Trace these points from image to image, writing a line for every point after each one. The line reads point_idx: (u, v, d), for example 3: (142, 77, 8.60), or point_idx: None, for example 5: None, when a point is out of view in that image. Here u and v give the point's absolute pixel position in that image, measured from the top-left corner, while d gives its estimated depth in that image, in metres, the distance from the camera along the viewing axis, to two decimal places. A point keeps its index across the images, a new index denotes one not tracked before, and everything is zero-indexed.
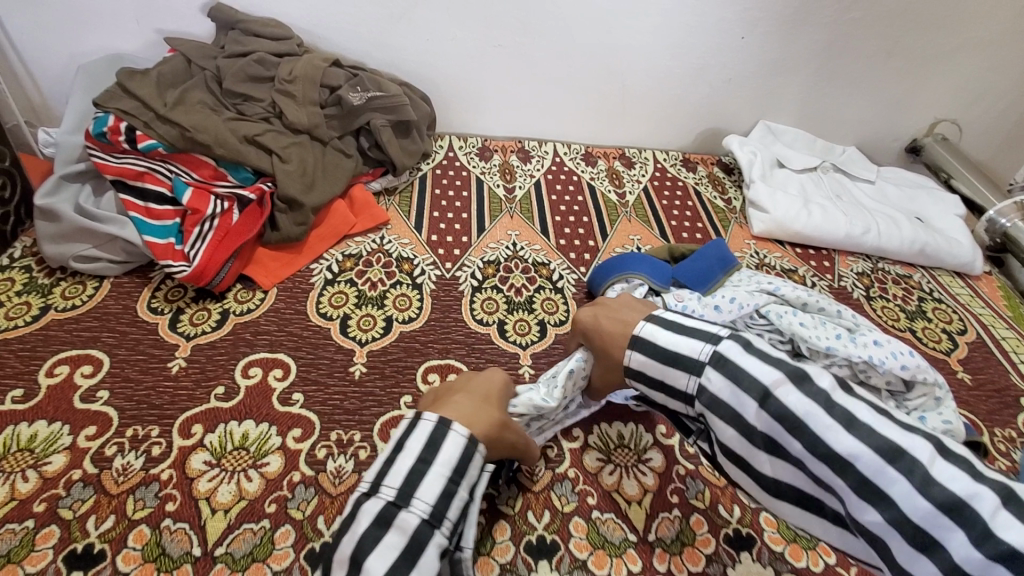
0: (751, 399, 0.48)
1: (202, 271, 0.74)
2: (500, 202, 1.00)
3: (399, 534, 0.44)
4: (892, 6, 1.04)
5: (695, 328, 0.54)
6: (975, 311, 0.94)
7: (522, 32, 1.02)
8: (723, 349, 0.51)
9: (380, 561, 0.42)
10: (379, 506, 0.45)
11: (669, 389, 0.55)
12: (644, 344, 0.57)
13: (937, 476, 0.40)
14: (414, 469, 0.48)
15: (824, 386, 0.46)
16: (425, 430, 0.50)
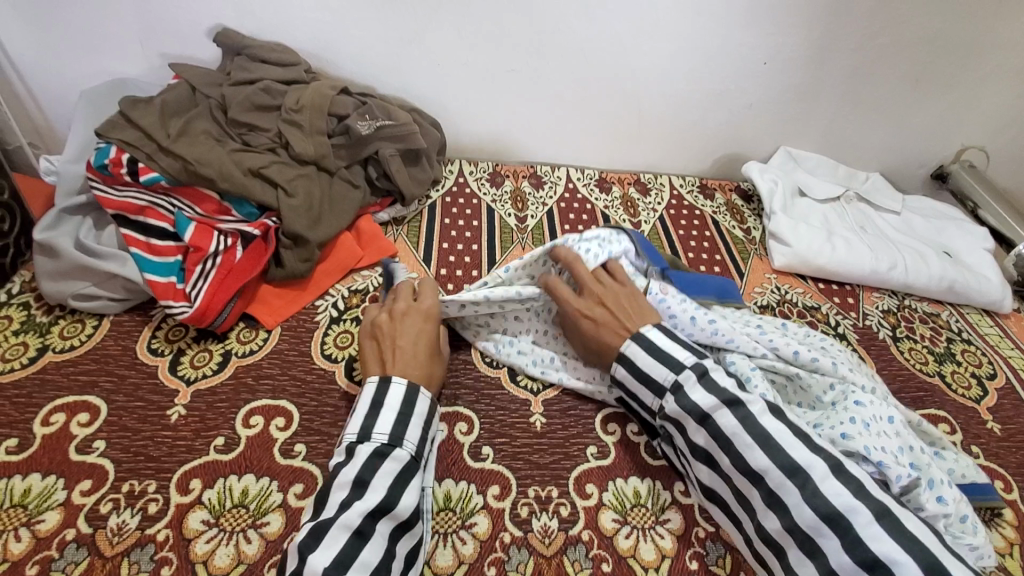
0: (694, 418, 0.59)
1: (204, 311, 0.72)
2: (511, 233, 0.97)
3: (395, 465, 0.55)
4: (920, 32, 1.01)
5: (667, 353, 0.63)
6: (1004, 353, 0.90)
7: (537, 57, 0.99)
8: (683, 378, 0.61)
9: (381, 483, 0.53)
10: (374, 446, 0.56)
11: (637, 400, 0.66)
12: (628, 361, 0.65)
13: (824, 490, 0.51)
14: (399, 420, 0.58)
15: (754, 412, 0.57)
16: (399, 393, 0.60)
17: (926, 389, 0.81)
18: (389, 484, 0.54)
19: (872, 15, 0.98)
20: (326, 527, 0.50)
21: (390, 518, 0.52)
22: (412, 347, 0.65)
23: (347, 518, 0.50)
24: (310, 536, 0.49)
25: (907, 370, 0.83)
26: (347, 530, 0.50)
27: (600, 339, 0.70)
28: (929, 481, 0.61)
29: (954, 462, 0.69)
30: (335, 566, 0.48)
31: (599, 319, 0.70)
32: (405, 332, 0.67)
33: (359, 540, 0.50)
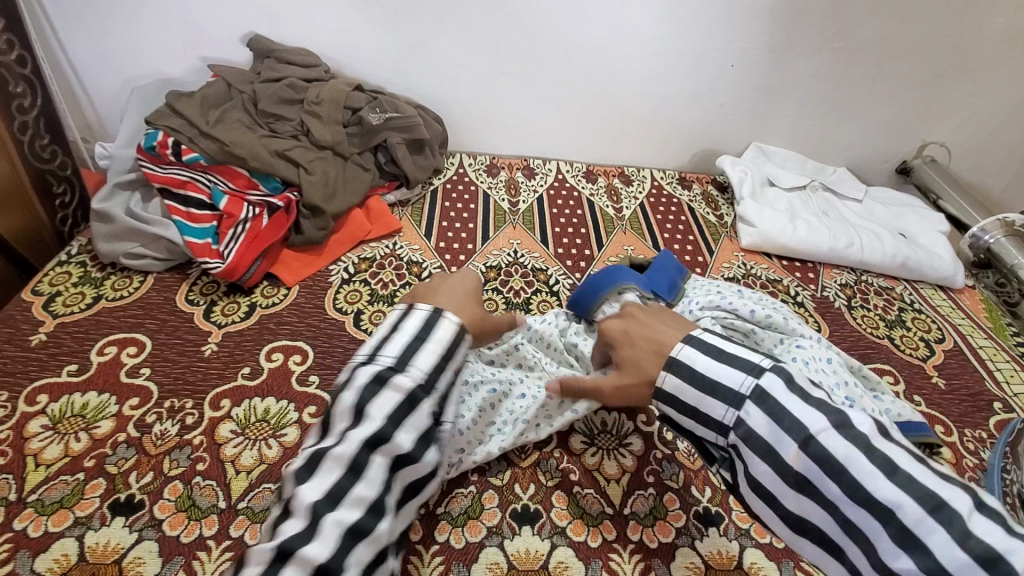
0: (791, 439, 0.48)
1: (234, 267, 0.84)
2: (504, 214, 1.08)
3: (395, 392, 0.52)
4: (871, 37, 1.12)
5: (737, 356, 0.54)
6: (954, 321, 0.97)
7: (527, 60, 1.11)
8: (766, 385, 0.51)
9: (380, 409, 0.51)
10: (377, 369, 0.53)
11: (703, 418, 0.54)
12: (681, 368, 0.55)
13: (975, 529, 0.40)
14: (411, 344, 0.55)
15: (864, 431, 0.46)
16: (418, 318, 0.58)
17: (875, 347, 0.90)
18: (389, 414, 0.51)
19: (828, 21, 1.08)
20: (322, 456, 0.48)
21: (390, 448, 0.50)
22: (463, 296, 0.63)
23: (341, 449, 0.48)
24: (306, 465, 0.48)
25: (858, 332, 0.92)
26: (341, 464, 0.48)
27: (640, 348, 0.59)
28: (862, 410, 0.69)
29: (891, 403, 0.76)
30: (326, 499, 0.46)
31: (633, 330, 0.61)
32: (453, 282, 0.65)
33: (354, 473, 0.48)
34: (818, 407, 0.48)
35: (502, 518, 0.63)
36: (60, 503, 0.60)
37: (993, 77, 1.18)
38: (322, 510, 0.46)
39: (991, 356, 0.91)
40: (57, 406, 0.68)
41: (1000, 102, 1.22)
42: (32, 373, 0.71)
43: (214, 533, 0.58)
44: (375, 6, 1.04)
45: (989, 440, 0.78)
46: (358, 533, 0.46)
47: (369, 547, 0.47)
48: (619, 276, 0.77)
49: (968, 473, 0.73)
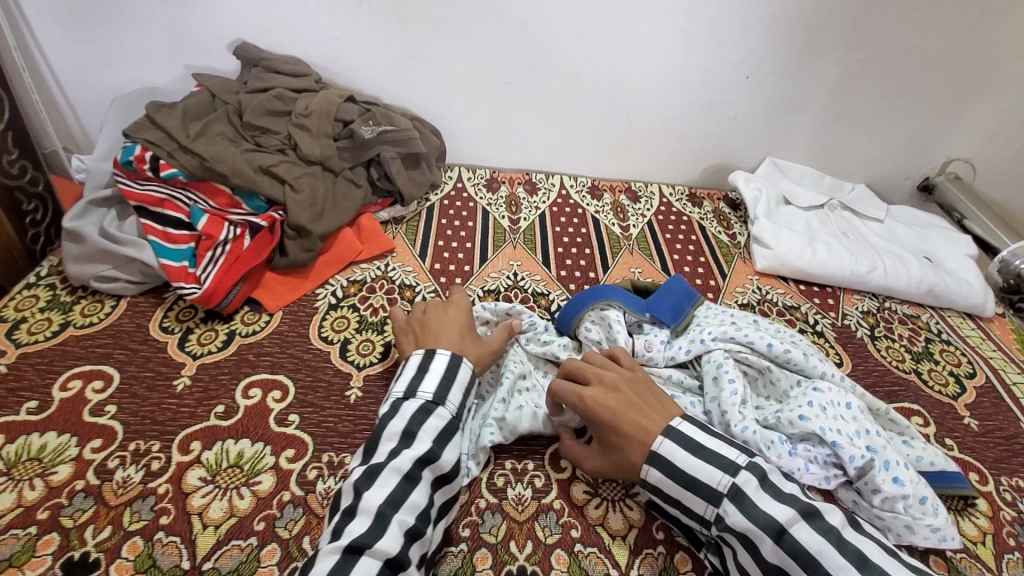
0: (768, 535, 0.52)
1: (212, 293, 0.78)
2: (504, 233, 1.03)
3: (437, 420, 0.61)
4: (895, 48, 1.05)
5: (713, 452, 0.57)
6: (985, 354, 0.91)
7: (529, 70, 1.06)
8: (741, 483, 0.54)
9: (427, 434, 0.59)
10: (420, 402, 0.62)
11: (686, 510, 0.57)
12: (662, 462, 0.57)
13: None
14: (444, 381, 0.64)
15: (836, 524, 0.52)
16: (443, 360, 0.66)
17: (901, 383, 0.83)
18: (433, 437, 0.60)
19: (849, 31, 1.02)
20: (379, 470, 0.56)
21: (434, 465, 0.58)
22: (467, 336, 0.72)
23: (398, 463, 0.56)
24: (365, 477, 0.55)
25: (883, 367, 0.85)
26: (398, 474, 0.56)
27: (624, 434, 0.60)
28: (884, 463, 0.63)
29: (922, 450, 0.69)
30: (387, 504, 0.53)
31: (619, 412, 0.61)
32: (447, 313, 0.74)
33: (408, 483, 0.56)
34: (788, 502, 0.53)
35: None
36: (8, 561, 0.54)
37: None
38: (388, 511, 0.53)
39: None
40: (13, 449, 0.63)
41: None
42: None
43: None
44: (369, 12, 0.98)
45: None
46: (413, 536, 0.53)
47: (420, 548, 0.54)
48: (603, 295, 0.80)
49: (1006, 528, 0.67)
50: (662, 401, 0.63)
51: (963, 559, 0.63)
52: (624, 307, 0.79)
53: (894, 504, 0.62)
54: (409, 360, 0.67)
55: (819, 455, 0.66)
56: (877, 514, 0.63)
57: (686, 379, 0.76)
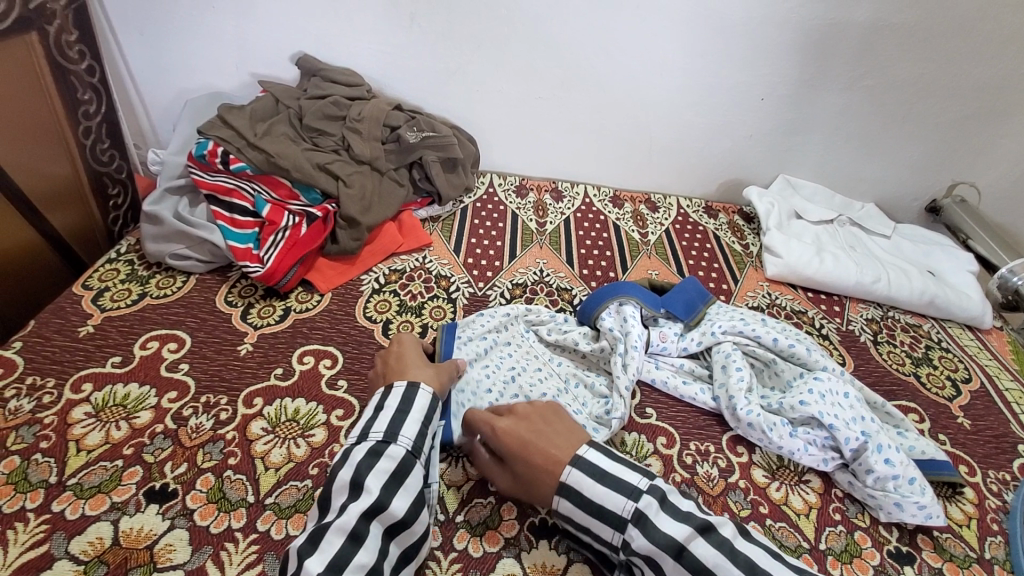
0: (669, 555, 0.52)
1: (272, 272, 0.88)
2: (532, 234, 1.11)
3: (388, 462, 0.56)
4: (902, 76, 1.12)
5: (616, 477, 0.57)
6: (981, 362, 0.96)
7: (559, 87, 1.15)
8: (643, 507, 0.54)
9: (376, 481, 0.54)
10: (370, 444, 0.57)
11: (595, 538, 0.57)
12: (571, 492, 0.57)
13: None
14: (395, 416, 0.61)
15: (727, 536, 0.53)
16: (394, 395, 0.63)
17: (900, 383, 0.88)
18: (382, 483, 0.55)
19: (858, 59, 1.10)
20: (323, 531, 0.51)
21: (384, 513, 0.53)
22: (420, 368, 0.69)
23: (343, 520, 0.52)
24: (307, 540, 0.50)
25: (884, 368, 0.91)
26: (343, 533, 0.51)
27: (536, 465, 0.60)
28: (877, 446, 0.70)
29: (915, 440, 0.75)
30: (329, 570, 0.49)
31: (528, 442, 0.61)
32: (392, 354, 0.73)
33: (354, 541, 0.51)
34: (685, 519, 0.53)
35: (520, 530, 0.64)
36: (99, 487, 0.62)
37: None
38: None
39: (1018, 399, 0.89)
40: (101, 395, 0.71)
41: None
42: (79, 362, 0.75)
43: (241, 526, 0.60)
44: (416, 32, 1.09)
45: (1014, 483, 0.76)
46: None
47: None
48: (621, 290, 0.87)
49: (990, 515, 0.72)
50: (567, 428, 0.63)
51: (948, 538, 0.68)
52: (640, 301, 0.86)
53: (885, 483, 0.68)
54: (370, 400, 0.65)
55: (818, 438, 0.72)
56: (870, 493, 0.68)
57: (696, 368, 0.83)
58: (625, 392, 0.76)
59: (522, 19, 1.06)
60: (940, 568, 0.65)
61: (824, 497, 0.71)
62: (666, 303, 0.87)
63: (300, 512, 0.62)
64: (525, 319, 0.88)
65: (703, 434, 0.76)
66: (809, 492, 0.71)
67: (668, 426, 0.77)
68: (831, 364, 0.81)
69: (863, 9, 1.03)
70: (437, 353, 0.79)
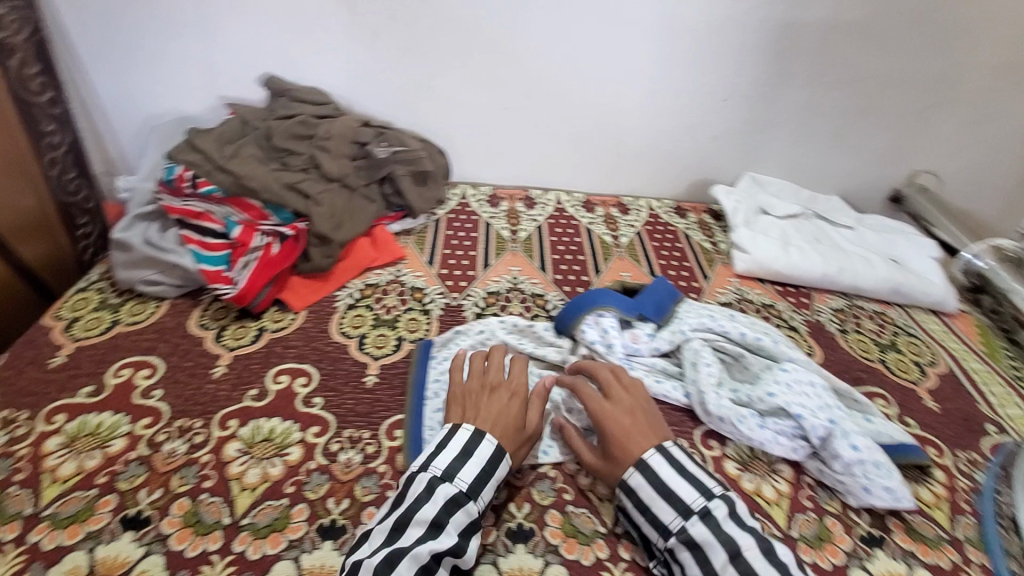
0: (723, 552, 0.56)
1: (244, 293, 0.88)
2: (505, 243, 1.13)
3: (464, 516, 0.60)
4: (860, 70, 1.15)
5: (696, 476, 0.62)
6: (947, 345, 0.98)
7: (526, 97, 1.17)
8: (713, 506, 0.59)
9: (454, 528, 0.58)
10: (453, 492, 0.60)
11: (653, 518, 0.61)
12: (648, 470, 0.63)
13: None
14: (483, 472, 0.63)
15: (784, 560, 0.56)
16: (486, 448, 0.65)
17: (867, 370, 0.91)
18: (459, 531, 0.59)
19: (814, 57, 1.13)
20: (401, 556, 0.54)
21: (456, 559, 0.57)
22: (506, 417, 0.69)
23: (419, 551, 0.55)
24: (384, 564, 0.53)
25: (850, 356, 0.93)
26: (416, 564, 0.54)
27: (625, 437, 0.66)
28: (843, 432, 0.71)
29: (881, 424, 0.77)
30: None
31: (623, 425, 0.67)
32: (493, 405, 0.70)
33: (424, 575, 0.54)
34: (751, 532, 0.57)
35: (497, 536, 0.65)
36: (73, 517, 0.62)
37: (988, 108, 1.21)
38: None
39: (984, 380, 0.91)
40: (74, 425, 0.71)
41: (992, 132, 1.24)
42: (50, 393, 0.75)
43: (218, 548, 0.61)
44: (383, 48, 1.11)
45: (983, 464, 0.78)
46: None
47: None
48: (598, 299, 0.87)
49: (960, 495, 0.74)
50: (653, 425, 0.68)
51: (919, 521, 0.70)
52: (619, 313, 0.86)
53: (853, 469, 0.70)
54: (453, 436, 0.66)
55: (786, 428, 0.74)
56: (839, 479, 0.70)
57: (668, 367, 0.84)
58: None
59: (487, 32, 1.09)
60: (911, 549, 0.67)
61: (795, 485, 0.73)
62: (641, 308, 0.87)
63: (277, 531, 0.62)
64: (506, 331, 0.89)
65: (676, 430, 0.78)
66: (781, 481, 0.73)
67: None
68: (798, 355, 0.83)
69: (819, 9, 1.08)
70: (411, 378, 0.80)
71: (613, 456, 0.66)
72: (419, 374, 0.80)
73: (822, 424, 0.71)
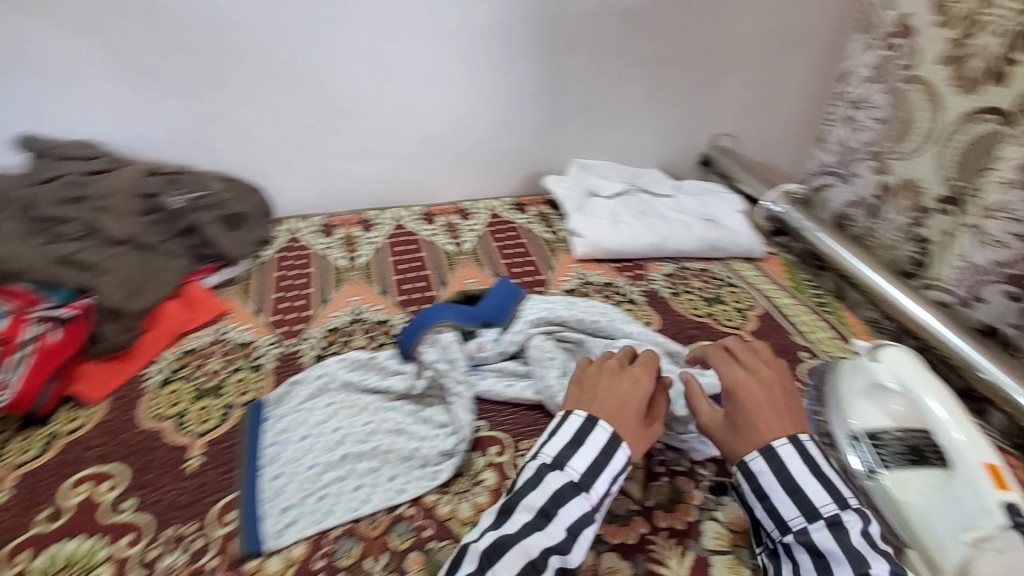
0: (847, 565, 0.53)
1: (21, 398, 0.74)
2: (342, 272, 1.06)
3: (578, 508, 0.57)
4: (645, 53, 1.23)
5: (832, 481, 0.58)
6: (762, 287, 1.08)
7: (337, 118, 1.15)
8: (846, 517, 0.56)
9: (562, 526, 0.56)
10: (563, 483, 0.58)
11: (774, 512, 0.58)
12: (777, 461, 0.59)
13: None
14: (597, 460, 0.59)
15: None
16: (602, 435, 0.61)
17: (699, 326, 0.98)
18: (568, 526, 0.56)
19: (598, 45, 1.19)
20: (508, 545, 0.54)
21: (563, 559, 0.55)
22: (621, 397, 0.64)
23: (528, 544, 0.54)
24: (491, 550, 0.54)
25: (683, 317, 0.99)
26: (525, 558, 0.53)
27: (750, 416, 0.63)
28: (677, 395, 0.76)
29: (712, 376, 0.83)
30: None
31: (760, 401, 0.64)
32: (619, 384, 0.66)
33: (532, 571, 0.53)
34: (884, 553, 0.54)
35: None
36: None
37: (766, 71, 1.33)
38: None
39: (793, 311, 1.02)
40: None
41: (772, 95, 1.37)
42: None
43: None
44: (157, 86, 1.04)
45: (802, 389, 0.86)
46: None
47: None
48: (435, 315, 0.84)
49: None
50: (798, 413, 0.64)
51: None
52: (457, 325, 0.84)
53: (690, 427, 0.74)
54: (569, 420, 0.63)
55: None
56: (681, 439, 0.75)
57: (516, 368, 0.83)
58: (466, 428, 0.74)
59: (279, 57, 1.06)
60: None
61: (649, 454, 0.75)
62: (483, 314, 0.87)
63: None
64: (348, 369, 0.83)
65: (532, 430, 0.77)
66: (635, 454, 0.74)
67: (499, 432, 0.77)
68: (635, 328, 0.86)
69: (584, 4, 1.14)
70: (243, 447, 0.73)
71: (733, 437, 0.63)
72: (251, 441, 0.74)
73: None
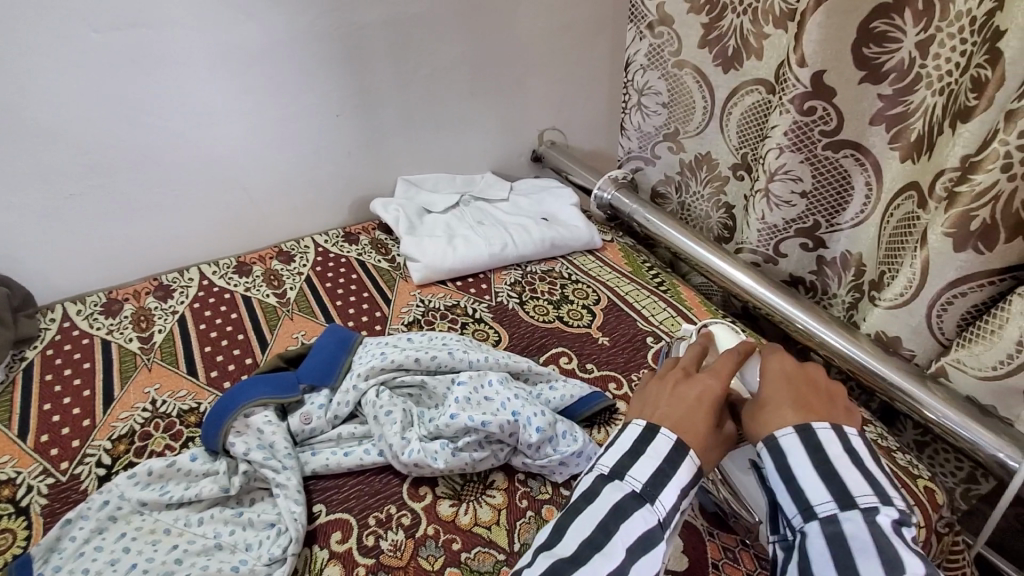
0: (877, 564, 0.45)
1: None
2: (134, 358, 0.88)
3: (642, 523, 0.52)
4: (457, 56, 1.17)
5: (878, 479, 0.50)
6: (604, 278, 1.08)
7: (96, 173, 0.97)
8: (881, 515, 0.48)
9: (621, 545, 0.50)
10: (621, 496, 0.53)
11: (799, 496, 0.51)
12: (812, 445, 0.53)
13: None
14: (660, 469, 0.54)
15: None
16: (665, 442, 0.56)
17: (548, 333, 0.95)
18: (630, 547, 0.50)
19: (394, 54, 1.10)
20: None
21: None
22: (686, 402, 0.59)
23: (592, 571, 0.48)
24: None
25: (531, 327, 0.96)
26: None
27: (792, 402, 0.57)
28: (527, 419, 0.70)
29: (562, 388, 0.79)
30: None
31: (804, 390, 0.58)
32: (683, 392, 0.60)
33: None
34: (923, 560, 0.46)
35: None
36: None
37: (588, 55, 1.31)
38: None
39: (636, 298, 1.03)
40: None
41: (601, 81, 1.37)
42: None
43: None
44: None
45: None
46: None
47: None
48: (242, 396, 0.72)
49: None
50: (855, 411, 0.58)
51: None
52: (271, 400, 0.73)
53: (545, 449, 0.70)
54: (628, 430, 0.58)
55: (478, 442, 0.70)
56: (539, 465, 0.70)
57: (352, 430, 0.73)
58: (296, 516, 0.64)
59: None
60: None
61: (509, 490, 0.70)
62: (305, 377, 0.76)
63: None
64: (142, 486, 0.67)
65: (382, 498, 0.69)
66: (495, 495, 0.70)
67: (342, 513, 0.68)
68: (480, 356, 0.80)
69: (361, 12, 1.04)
70: None
71: (777, 412, 0.56)
72: None
73: (506, 425, 0.69)
